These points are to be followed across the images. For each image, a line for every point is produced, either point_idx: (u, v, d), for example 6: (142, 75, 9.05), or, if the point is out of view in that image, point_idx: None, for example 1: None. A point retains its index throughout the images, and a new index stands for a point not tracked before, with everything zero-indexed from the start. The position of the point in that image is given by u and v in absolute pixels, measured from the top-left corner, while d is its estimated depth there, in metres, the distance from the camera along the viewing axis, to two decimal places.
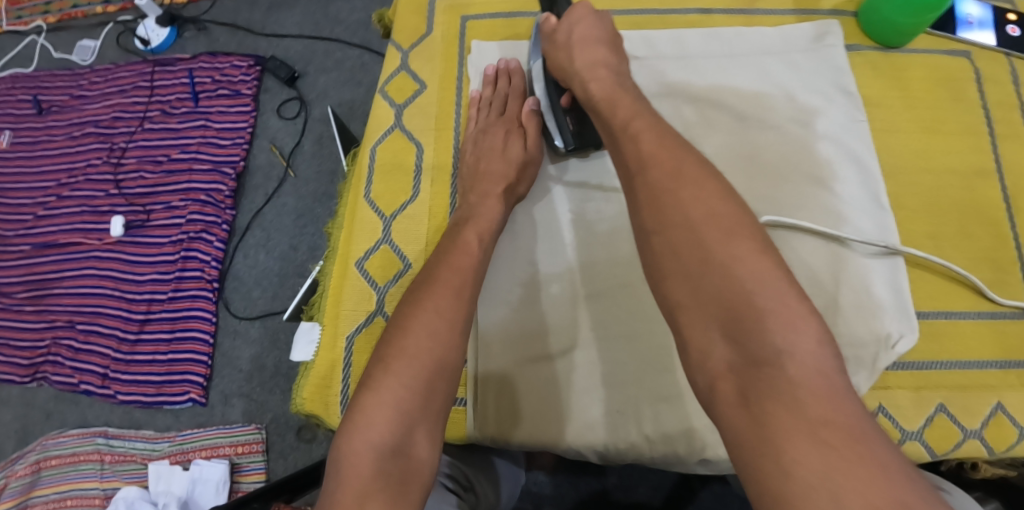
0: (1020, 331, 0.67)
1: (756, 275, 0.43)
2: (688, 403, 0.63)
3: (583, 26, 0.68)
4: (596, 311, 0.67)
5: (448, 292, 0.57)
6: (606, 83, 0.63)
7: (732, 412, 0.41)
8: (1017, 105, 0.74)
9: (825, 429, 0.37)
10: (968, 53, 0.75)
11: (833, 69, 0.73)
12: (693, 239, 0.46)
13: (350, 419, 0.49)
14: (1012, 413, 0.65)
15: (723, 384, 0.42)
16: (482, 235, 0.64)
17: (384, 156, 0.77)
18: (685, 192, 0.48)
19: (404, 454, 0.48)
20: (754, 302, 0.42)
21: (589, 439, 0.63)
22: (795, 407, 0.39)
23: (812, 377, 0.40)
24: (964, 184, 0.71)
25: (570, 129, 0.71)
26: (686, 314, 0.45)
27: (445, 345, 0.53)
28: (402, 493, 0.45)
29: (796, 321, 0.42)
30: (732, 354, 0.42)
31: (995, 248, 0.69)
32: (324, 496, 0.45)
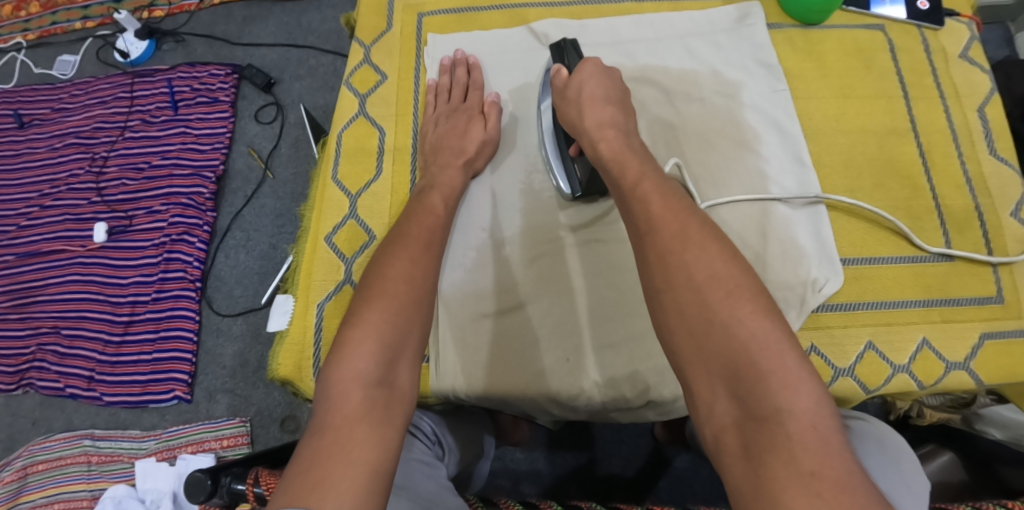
0: (940, 273, 0.73)
1: (759, 336, 0.47)
2: (632, 348, 0.69)
3: (593, 84, 0.70)
4: (545, 268, 0.73)
5: (418, 245, 0.62)
6: (615, 143, 0.65)
7: (736, 465, 0.44)
8: (927, 71, 0.83)
9: (818, 481, 0.41)
10: (882, 26, 0.85)
11: (754, 44, 0.82)
12: (696, 299, 0.50)
13: (338, 352, 0.52)
14: (936, 348, 0.71)
15: (728, 436, 0.46)
16: (447, 198, 0.71)
17: (349, 141, 0.82)
18: (690, 255, 0.52)
19: (387, 384, 0.51)
20: (755, 362, 0.46)
21: (545, 386, 0.68)
22: (792, 461, 0.42)
23: (807, 431, 0.43)
24: (881, 143, 0.79)
25: (580, 176, 0.73)
26: (693, 372, 0.49)
27: (420, 288, 0.58)
28: (387, 416, 0.49)
29: (795, 382, 0.45)
30: (735, 409, 0.46)
31: (910, 198, 0.77)
32: (314, 425, 0.49)
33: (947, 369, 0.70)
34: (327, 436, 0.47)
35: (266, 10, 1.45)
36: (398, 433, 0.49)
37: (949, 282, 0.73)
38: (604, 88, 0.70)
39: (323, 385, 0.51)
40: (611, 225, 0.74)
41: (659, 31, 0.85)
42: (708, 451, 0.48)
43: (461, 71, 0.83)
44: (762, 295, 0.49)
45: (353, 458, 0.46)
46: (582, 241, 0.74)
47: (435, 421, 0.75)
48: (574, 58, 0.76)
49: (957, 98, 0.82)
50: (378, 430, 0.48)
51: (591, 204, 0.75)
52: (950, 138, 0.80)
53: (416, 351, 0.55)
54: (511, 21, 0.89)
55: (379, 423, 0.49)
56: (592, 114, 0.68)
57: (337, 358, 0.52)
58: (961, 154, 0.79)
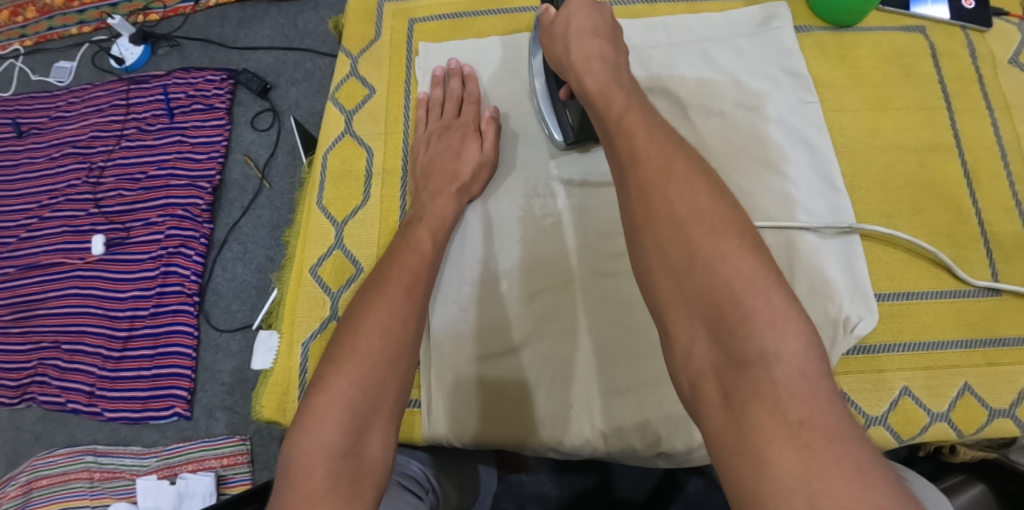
0: (985, 309, 0.66)
1: (744, 272, 0.41)
2: (641, 395, 0.63)
3: (579, 19, 0.63)
4: (545, 305, 0.67)
5: (399, 291, 0.57)
6: (601, 77, 0.58)
7: (715, 413, 0.39)
8: (974, 79, 0.74)
9: (807, 432, 0.36)
10: (922, 28, 0.76)
11: (780, 51, 0.74)
12: (678, 235, 0.44)
13: (301, 421, 0.48)
14: (980, 393, 0.64)
15: (707, 384, 0.41)
16: (435, 232, 0.65)
17: (335, 162, 0.77)
18: (672, 188, 0.45)
19: (355, 455, 0.46)
20: (739, 301, 0.40)
21: (545, 436, 0.63)
22: (778, 411, 0.37)
23: (794, 377, 0.38)
24: (921, 162, 0.71)
25: (570, 124, 0.70)
26: (673, 312, 0.43)
27: (396, 341, 0.53)
28: (355, 492, 0.44)
29: (783, 322, 0.39)
30: (716, 353, 0.40)
31: (953, 224, 0.69)
32: (274, 500, 0.44)
33: (990, 417, 0.63)
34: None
35: (262, 11, 1.39)
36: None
37: (996, 320, 0.66)
38: (593, 20, 0.63)
39: (284, 456, 0.46)
40: (618, 258, 0.68)
41: (673, 36, 0.77)
42: (686, 399, 0.43)
43: (455, 83, 0.77)
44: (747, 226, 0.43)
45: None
46: (587, 273, 0.68)
47: (426, 463, 0.72)
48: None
49: (1006, 109, 0.73)
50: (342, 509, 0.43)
51: (584, 155, 0.72)
52: (998, 154, 0.72)
53: (390, 415, 0.50)
54: (510, 27, 0.83)
55: (345, 501, 0.43)
56: (582, 44, 0.61)
57: (300, 426, 0.47)
58: (1011, 174, 0.71)
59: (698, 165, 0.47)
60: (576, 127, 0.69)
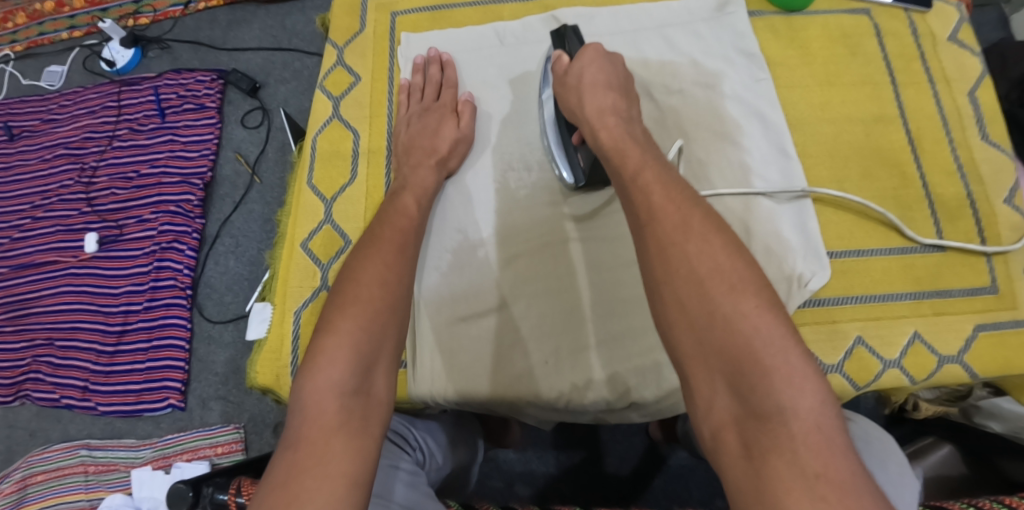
0: (930, 264, 0.71)
1: (761, 330, 0.44)
2: (608, 350, 0.69)
3: (592, 70, 0.69)
4: (521, 269, 0.72)
5: (391, 248, 0.62)
6: (616, 131, 0.63)
7: (737, 463, 0.42)
8: (916, 55, 0.80)
9: (824, 485, 0.39)
10: (867, 10, 0.82)
11: (735, 34, 0.80)
12: (698, 289, 0.47)
13: (311, 360, 0.51)
14: (929, 342, 0.69)
15: (727, 435, 0.44)
16: (420, 199, 0.70)
17: (323, 144, 0.82)
18: (691, 246, 0.48)
19: (363, 393, 0.51)
20: (758, 358, 0.43)
21: (521, 389, 0.68)
22: (796, 463, 0.40)
23: (811, 432, 0.41)
24: (869, 131, 0.77)
25: (583, 165, 0.72)
26: (693, 365, 0.46)
27: (395, 292, 0.58)
28: (363, 427, 0.49)
29: (800, 380, 0.43)
30: (735, 405, 0.44)
31: (898, 186, 0.74)
32: (288, 432, 0.48)
33: (940, 363, 0.68)
34: (302, 449, 0.46)
35: (250, 14, 1.43)
36: (377, 443, 0.49)
37: (941, 274, 0.71)
38: (604, 74, 0.69)
39: (295, 395, 0.50)
40: (589, 225, 0.74)
41: (634, 22, 0.83)
42: (705, 448, 0.46)
43: (434, 69, 0.81)
44: (765, 287, 0.47)
45: (329, 473, 0.45)
46: (558, 240, 0.73)
47: (418, 428, 0.74)
48: (574, 46, 0.74)
49: (946, 83, 0.79)
50: (355, 442, 0.47)
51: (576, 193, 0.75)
52: (941, 124, 0.77)
53: (392, 355, 0.54)
54: (485, 18, 0.88)
55: (356, 435, 0.48)
56: (592, 100, 0.66)
57: (309, 368, 0.51)
58: (952, 141, 0.77)
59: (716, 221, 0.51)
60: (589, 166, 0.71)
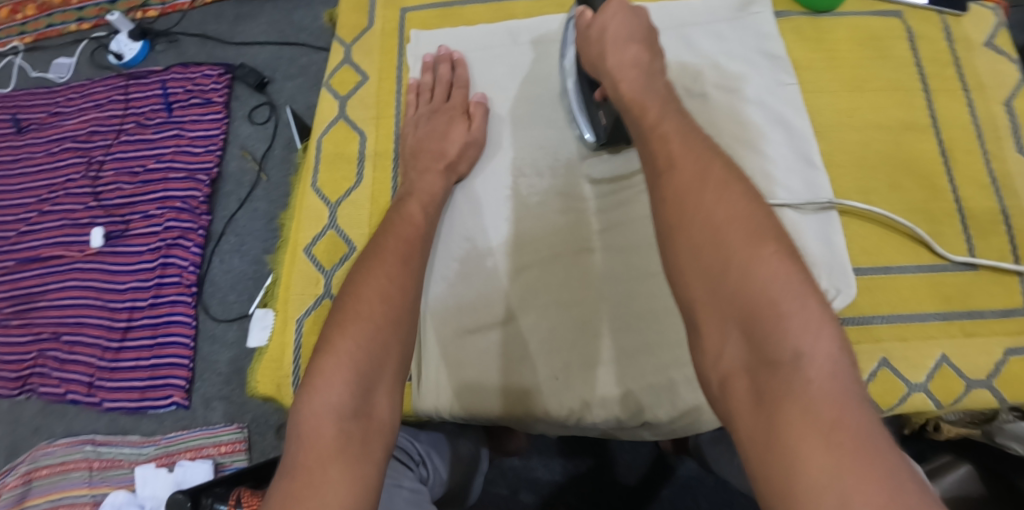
0: (960, 283, 0.68)
1: (779, 277, 0.41)
2: (621, 365, 0.66)
3: (615, 24, 0.62)
4: (531, 279, 0.70)
5: (396, 259, 0.59)
6: (637, 83, 0.58)
7: (746, 412, 0.39)
8: (950, 61, 0.77)
9: (839, 432, 0.36)
10: (899, 13, 0.79)
11: (759, 35, 0.76)
12: (712, 237, 0.44)
13: (309, 383, 0.49)
14: (956, 364, 0.65)
15: (736, 384, 0.41)
16: (426, 206, 0.67)
17: (328, 146, 0.80)
18: (709, 195, 0.45)
19: (363, 415, 0.49)
20: (774, 304, 0.40)
21: (529, 405, 0.66)
22: (810, 410, 0.37)
23: (827, 380, 0.38)
24: (899, 140, 0.73)
25: (604, 123, 0.69)
26: (704, 312, 0.43)
27: (398, 308, 0.55)
28: (363, 450, 0.47)
29: (817, 326, 0.39)
30: (746, 353, 0.41)
31: (929, 200, 0.71)
32: (286, 460, 0.46)
33: (968, 388, 0.65)
34: (298, 478, 0.44)
35: (258, 7, 1.41)
36: (377, 468, 0.47)
37: (972, 293, 0.68)
38: (630, 27, 0.62)
39: (293, 417, 0.48)
40: (603, 234, 0.71)
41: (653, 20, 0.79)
42: (712, 400, 0.43)
43: (445, 68, 0.79)
44: (784, 237, 0.43)
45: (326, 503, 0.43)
46: (571, 250, 0.71)
47: (421, 440, 0.72)
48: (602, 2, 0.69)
49: (981, 90, 0.76)
50: (354, 468, 0.45)
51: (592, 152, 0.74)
52: (974, 134, 0.74)
53: (393, 376, 0.52)
54: (496, 15, 0.85)
55: (355, 460, 0.46)
56: (620, 54, 0.60)
57: (308, 388, 0.49)
58: (986, 152, 0.73)
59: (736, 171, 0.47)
60: (610, 124, 0.68)
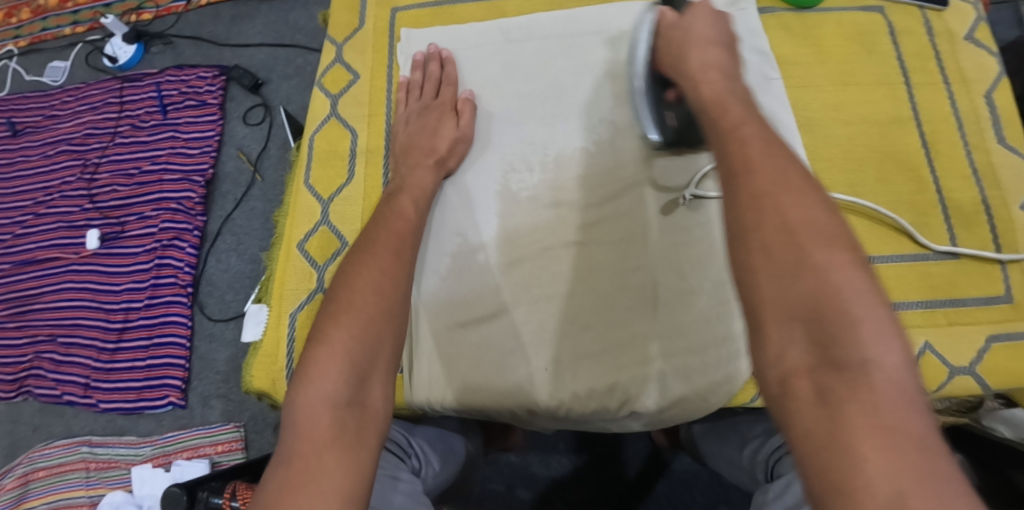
0: (944, 272, 0.69)
1: (853, 284, 0.41)
2: (615, 357, 0.67)
3: (701, 26, 0.63)
4: (521, 274, 0.71)
5: (388, 252, 0.60)
6: (718, 86, 0.57)
7: (808, 410, 0.40)
8: (932, 55, 0.78)
9: (899, 437, 0.36)
10: (882, 8, 0.80)
11: (746, 31, 0.77)
12: (788, 240, 0.44)
13: (303, 373, 0.50)
14: (940, 352, 0.67)
15: (799, 383, 0.41)
16: (417, 201, 0.68)
17: (321, 143, 0.81)
18: (787, 199, 0.45)
19: (358, 405, 0.49)
20: (847, 309, 0.40)
21: (520, 398, 0.67)
22: (873, 414, 0.37)
23: (894, 387, 0.38)
24: (883, 133, 0.74)
25: (671, 122, 0.70)
26: (771, 310, 0.43)
27: (390, 299, 0.56)
28: (357, 439, 0.48)
29: (888, 334, 0.40)
30: (812, 355, 0.41)
31: (914, 192, 0.72)
32: (281, 449, 0.47)
33: (952, 375, 0.66)
34: (295, 465, 0.45)
35: (253, 8, 1.42)
36: (370, 455, 0.48)
37: (956, 282, 0.69)
38: (715, 30, 0.63)
39: (288, 406, 0.49)
40: (593, 228, 0.72)
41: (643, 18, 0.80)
42: (769, 400, 0.43)
43: (434, 66, 0.80)
44: (858, 246, 0.44)
45: (321, 490, 0.44)
46: (561, 243, 0.72)
47: (414, 436, 0.73)
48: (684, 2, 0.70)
49: (963, 83, 0.77)
50: (348, 456, 0.46)
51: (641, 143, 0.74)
52: (956, 126, 0.75)
53: (386, 366, 0.53)
54: (488, 14, 0.86)
55: (351, 448, 0.47)
56: (703, 54, 0.60)
57: (302, 378, 0.50)
58: (968, 144, 0.74)
59: (813, 179, 0.47)
60: (680, 124, 0.70)
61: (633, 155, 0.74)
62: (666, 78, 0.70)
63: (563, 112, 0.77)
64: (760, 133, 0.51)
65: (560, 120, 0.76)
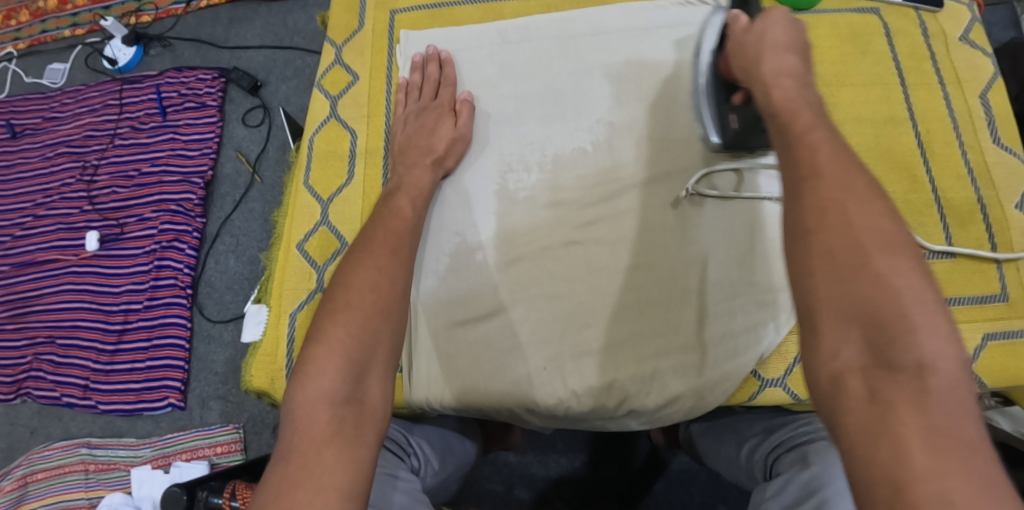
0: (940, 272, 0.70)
1: (913, 290, 0.42)
2: (616, 355, 0.68)
3: (777, 32, 0.61)
4: (519, 273, 0.71)
5: (385, 251, 0.61)
6: (791, 92, 0.56)
7: (857, 408, 0.40)
8: (927, 56, 0.78)
9: (947, 437, 0.37)
10: (877, 10, 0.81)
11: None
12: (853, 245, 0.44)
13: (301, 372, 0.51)
14: None
15: (851, 382, 0.42)
16: (414, 200, 0.69)
17: (321, 144, 0.81)
18: (853, 205, 0.46)
19: (356, 401, 0.50)
20: (906, 314, 0.41)
21: (519, 396, 0.67)
22: (924, 414, 0.38)
23: (948, 391, 0.39)
24: (877, 133, 0.75)
25: (733, 126, 0.69)
26: (828, 311, 0.44)
27: (387, 297, 0.57)
28: (356, 436, 0.48)
29: (944, 340, 0.40)
30: (865, 356, 0.42)
31: (908, 191, 0.73)
32: (279, 445, 0.48)
33: None
34: (293, 462, 0.45)
35: (252, 11, 1.42)
36: (369, 452, 0.48)
37: (952, 281, 0.69)
38: (791, 36, 0.61)
39: (287, 403, 0.49)
40: (590, 227, 0.72)
41: (637, 19, 0.81)
42: (817, 398, 0.43)
43: (433, 67, 0.80)
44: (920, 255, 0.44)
45: (320, 486, 0.44)
46: (560, 242, 0.72)
47: (415, 436, 0.73)
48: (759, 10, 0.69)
49: (958, 84, 0.77)
50: (348, 452, 0.47)
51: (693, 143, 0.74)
52: (951, 126, 0.75)
53: (385, 364, 0.54)
54: (486, 15, 0.87)
55: (349, 444, 0.47)
56: (777, 59, 0.59)
57: (302, 376, 0.50)
58: (963, 144, 0.75)
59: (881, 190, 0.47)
60: (739, 129, 0.69)
61: (630, 155, 0.74)
62: (735, 82, 0.68)
63: (560, 112, 0.77)
64: (831, 140, 0.51)
65: (557, 120, 0.77)
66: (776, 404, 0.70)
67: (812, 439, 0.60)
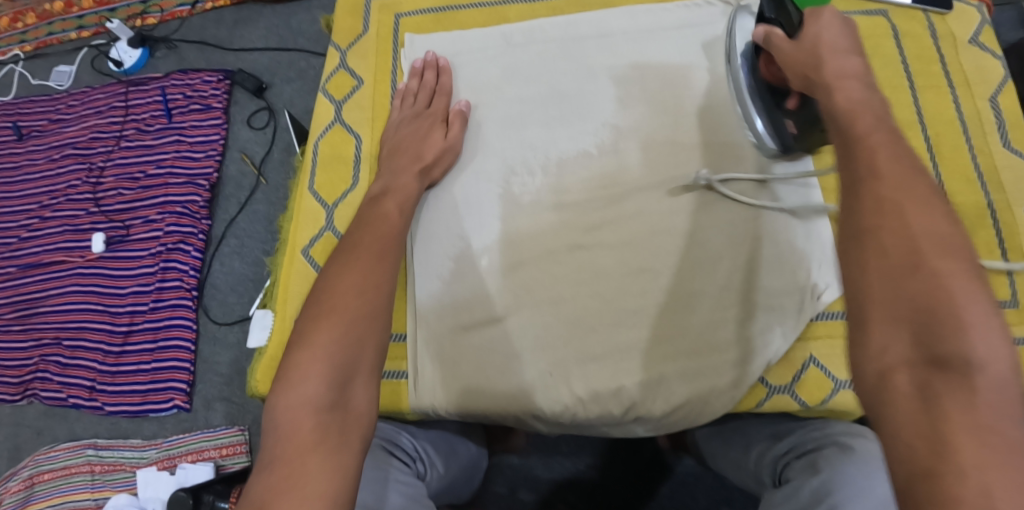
0: None
1: (965, 290, 0.40)
2: (623, 361, 0.67)
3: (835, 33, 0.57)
4: (524, 277, 0.71)
5: (371, 256, 0.60)
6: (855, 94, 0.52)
7: (905, 405, 0.39)
8: (935, 58, 0.78)
9: (994, 436, 0.36)
10: (885, 12, 0.80)
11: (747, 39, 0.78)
12: (906, 245, 0.42)
13: (284, 380, 0.51)
14: None
15: (898, 379, 0.40)
16: (401, 205, 0.69)
17: (325, 148, 0.81)
18: (910, 206, 0.43)
19: (341, 406, 0.50)
20: (957, 312, 0.39)
21: (524, 401, 0.67)
22: (971, 413, 0.37)
23: (995, 391, 0.37)
24: None
25: (793, 130, 0.68)
26: (878, 308, 0.42)
27: (372, 302, 0.56)
28: (341, 442, 0.48)
29: (994, 340, 0.39)
30: (913, 353, 0.40)
31: None
32: (263, 453, 0.48)
33: None
34: (277, 470, 0.46)
35: (256, 13, 1.42)
36: (355, 458, 0.48)
37: None
38: (847, 38, 0.57)
39: (270, 411, 0.50)
40: (595, 232, 0.72)
41: (641, 22, 0.82)
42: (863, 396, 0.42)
43: (430, 75, 0.80)
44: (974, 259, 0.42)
45: (304, 493, 0.44)
46: (566, 247, 0.72)
47: (421, 440, 0.73)
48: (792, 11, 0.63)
49: (966, 86, 0.77)
50: (333, 458, 0.47)
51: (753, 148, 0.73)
52: (960, 129, 0.75)
53: (370, 367, 0.53)
54: (490, 19, 0.87)
55: (334, 450, 0.47)
56: (840, 61, 0.55)
57: (285, 382, 0.50)
58: (972, 148, 0.74)
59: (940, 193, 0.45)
60: (799, 132, 0.68)
61: (637, 159, 0.74)
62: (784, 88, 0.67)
63: (565, 116, 0.77)
64: (895, 143, 0.48)
65: (561, 123, 0.77)
66: (782, 411, 0.70)
67: (822, 445, 0.60)
